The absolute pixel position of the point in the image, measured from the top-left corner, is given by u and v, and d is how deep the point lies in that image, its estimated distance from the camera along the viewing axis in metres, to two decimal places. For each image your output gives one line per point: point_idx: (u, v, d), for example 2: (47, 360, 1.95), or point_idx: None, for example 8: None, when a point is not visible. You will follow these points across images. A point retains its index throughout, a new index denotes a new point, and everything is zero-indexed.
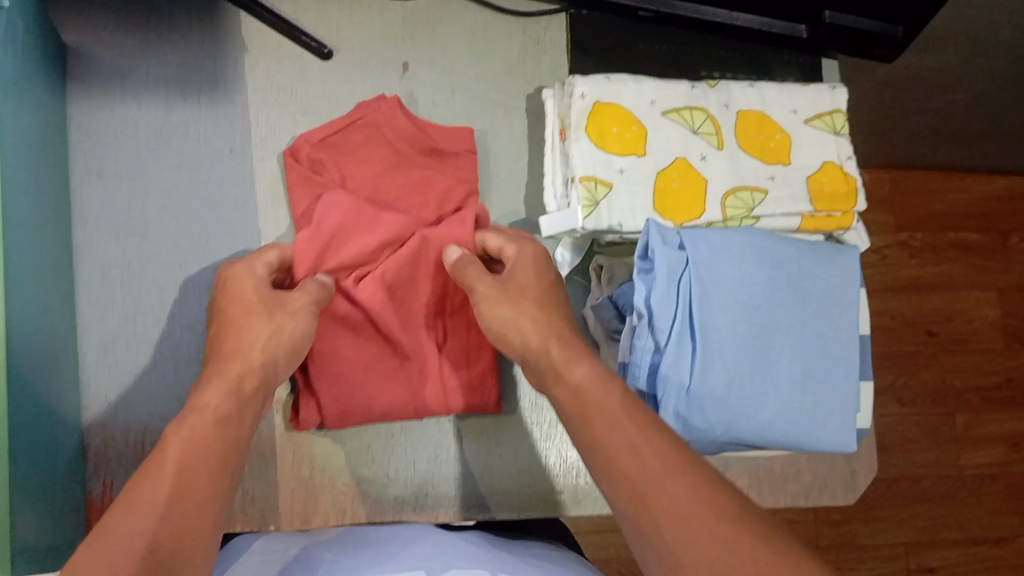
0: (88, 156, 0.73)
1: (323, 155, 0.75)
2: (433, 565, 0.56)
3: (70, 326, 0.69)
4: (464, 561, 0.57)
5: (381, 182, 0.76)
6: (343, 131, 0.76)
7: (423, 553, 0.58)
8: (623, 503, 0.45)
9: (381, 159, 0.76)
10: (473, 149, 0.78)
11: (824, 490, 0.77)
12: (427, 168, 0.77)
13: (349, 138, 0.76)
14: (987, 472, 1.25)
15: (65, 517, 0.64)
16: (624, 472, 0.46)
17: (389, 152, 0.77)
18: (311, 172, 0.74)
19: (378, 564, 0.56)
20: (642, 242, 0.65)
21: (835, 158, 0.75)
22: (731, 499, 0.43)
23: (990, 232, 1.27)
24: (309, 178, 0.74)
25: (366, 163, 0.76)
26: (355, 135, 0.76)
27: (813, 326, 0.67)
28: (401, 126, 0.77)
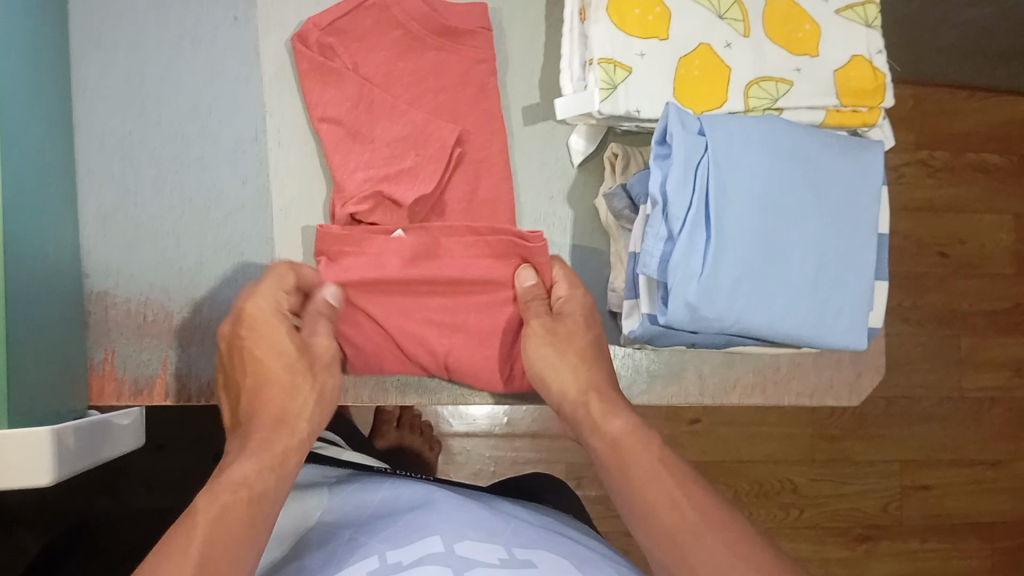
0: (89, 19, 0.70)
1: (332, 40, 0.72)
2: (448, 533, 0.55)
3: (69, 194, 0.67)
4: (447, 504, 0.61)
5: (394, 67, 0.73)
6: (351, 14, 0.72)
7: (411, 504, 0.62)
8: (661, 556, 0.47)
9: (392, 43, 0.73)
10: (488, 26, 0.75)
11: (828, 391, 0.76)
12: (440, 49, 0.74)
13: (356, 23, 0.73)
14: (988, 395, 1.24)
15: (67, 383, 0.64)
16: (662, 525, 0.48)
17: (400, 35, 0.73)
18: (322, 58, 0.71)
19: (376, 517, 0.60)
20: (660, 126, 0.63)
21: (865, 52, 0.71)
22: (767, 554, 0.44)
23: (1010, 153, 1.24)
24: (321, 65, 0.71)
25: (378, 47, 0.73)
26: (364, 19, 0.73)
27: (831, 221, 0.65)
28: (412, 6, 0.73)
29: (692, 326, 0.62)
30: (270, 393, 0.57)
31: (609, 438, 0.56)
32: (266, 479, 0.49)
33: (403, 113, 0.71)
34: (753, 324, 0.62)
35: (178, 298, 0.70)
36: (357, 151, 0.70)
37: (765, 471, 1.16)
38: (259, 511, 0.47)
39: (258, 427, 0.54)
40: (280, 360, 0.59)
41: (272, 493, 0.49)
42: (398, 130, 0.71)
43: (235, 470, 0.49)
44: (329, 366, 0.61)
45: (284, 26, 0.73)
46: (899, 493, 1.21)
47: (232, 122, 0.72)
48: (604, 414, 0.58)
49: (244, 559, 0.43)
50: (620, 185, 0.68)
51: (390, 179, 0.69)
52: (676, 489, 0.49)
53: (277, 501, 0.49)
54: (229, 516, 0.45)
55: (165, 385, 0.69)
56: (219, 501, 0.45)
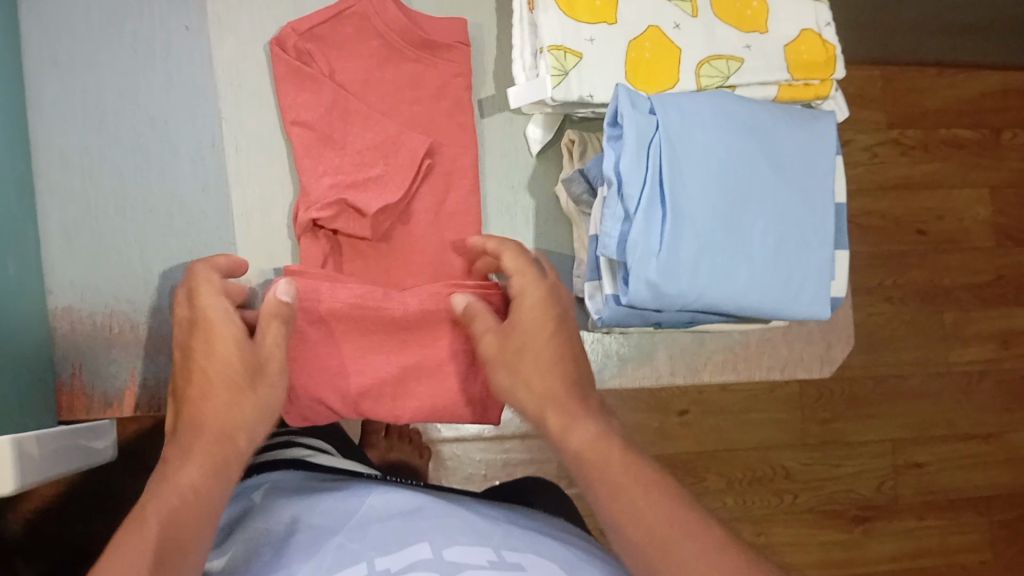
0: (41, 34, 0.69)
1: (309, 46, 0.71)
2: (436, 539, 0.54)
3: (28, 210, 0.67)
4: (428, 511, 0.59)
5: (373, 75, 0.73)
6: (332, 20, 0.72)
7: (390, 506, 0.60)
8: None
9: (371, 52, 0.73)
10: (465, 41, 0.74)
11: (799, 364, 0.76)
12: (418, 61, 0.74)
13: (338, 29, 0.72)
14: (975, 369, 1.24)
15: (29, 400, 0.63)
16: None
17: (379, 45, 0.73)
18: (299, 62, 0.71)
19: (355, 519, 0.58)
20: (612, 107, 0.63)
21: (813, 25, 0.72)
22: None
23: (982, 128, 1.25)
24: (297, 70, 0.70)
25: (356, 55, 0.73)
26: (344, 26, 0.72)
27: (788, 193, 0.65)
28: (392, 18, 0.72)
29: (655, 304, 0.62)
30: (199, 391, 0.50)
31: (571, 450, 0.48)
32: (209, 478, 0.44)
33: (376, 122, 0.71)
34: (716, 298, 0.62)
35: (145, 309, 0.69)
36: (328, 157, 0.70)
37: (757, 458, 1.16)
38: (203, 520, 0.42)
39: (179, 466, 0.45)
40: (220, 370, 0.51)
41: (213, 500, 0.44)
42: (371, 138, 0.70)
43: (175, 476, 0.44)
44: (271, 382, 0.53)
45: (236, 34, 0.73)
46: (893, 472, 1.21)
47: (191, 128, 0.71)
48: None
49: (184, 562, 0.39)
50: (578, 169, 0.68)
51: (357, 186, 0.69)
52: (646, 506, 0.42)
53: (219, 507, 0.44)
54: (178, 526, 0.40)
55: (134, 396, 0.69)
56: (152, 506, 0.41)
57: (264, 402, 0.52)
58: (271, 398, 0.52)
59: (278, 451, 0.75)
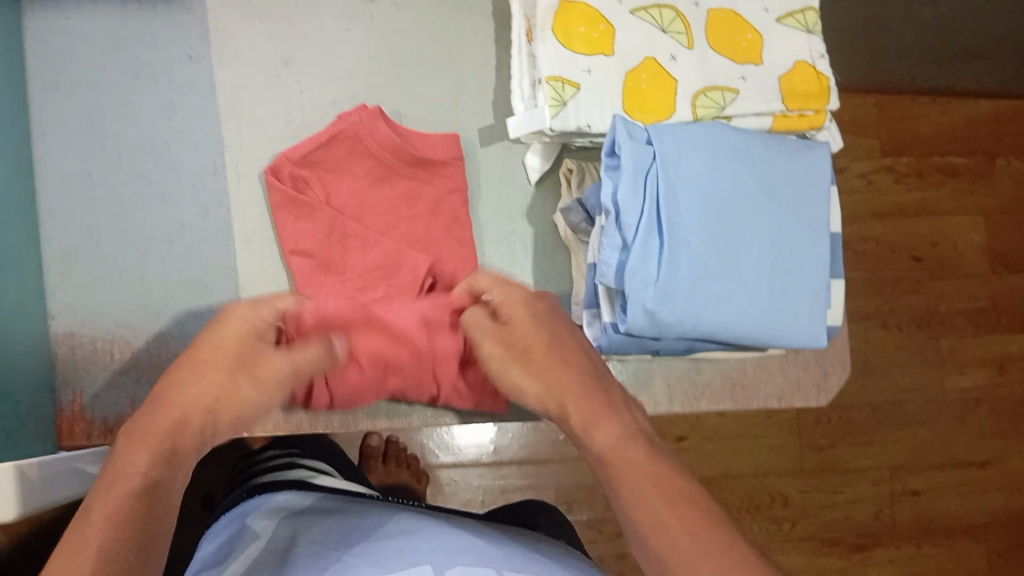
0: (46, 63, 0.70)
1: (305, 173, 0.69)
2: (438, 561, 0.53)
3: (30, 236, 0.66)
4: (429, 530, 0.59)
5: (368, 195, 0.70)
6: (324, 146, 0.69)
7: (391, 525, 0.59)
8: None
9: (365, 172, 0.70)
10: (460, 156, 0.72)
11: (797, 392, 0.75)
12: (413, 178, 0.71)
13: (330, 154, 0.70)
14: (972, 396, 1.25)
15: (31, 425, 0.63)
16: None
17: (373, 165, 0.70)
18: (295, 191, 0.68)
19: (356, 538, 0.57)
20: (609, 138, 0.64)
21: (808, 56, 0.73)
22: None
23: (976, 155, 1.26)
24: (294, 199, 0.68)
25: (351, 177, 0.70)
26: (337, 149, 0.70)
27: (783, 221, 0.65)
28: (384, 137, 0.70)
29: (652, 332, 0.62)
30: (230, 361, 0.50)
31: (596, 453, 0.46)
32: (216, 392, 0.47)
33: (374, 243, 0.68)
34: (713, 326, 0.63)
35: (146, 333, 0.68)
36: (329, 286, 0.68)
37: (755, 484, 1.16)
38: (192, 430, 0.44)
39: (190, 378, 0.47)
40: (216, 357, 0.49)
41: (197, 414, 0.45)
42: (372, 260, 0.68)
43: (181, 387, 0.47)
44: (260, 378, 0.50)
45: (237, 62, 0.72)
46: (890, 498, 1.21)
47: (193, 154, 0.71)
48: None
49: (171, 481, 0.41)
50: (576, 199, 0.69)
51: (348, 237, 0.68)
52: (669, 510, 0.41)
53: (216, 410, 0.47)
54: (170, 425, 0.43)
55: None
56: (157, 413, 0.44)
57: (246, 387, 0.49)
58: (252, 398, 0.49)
59: (280, 470, 0.75)
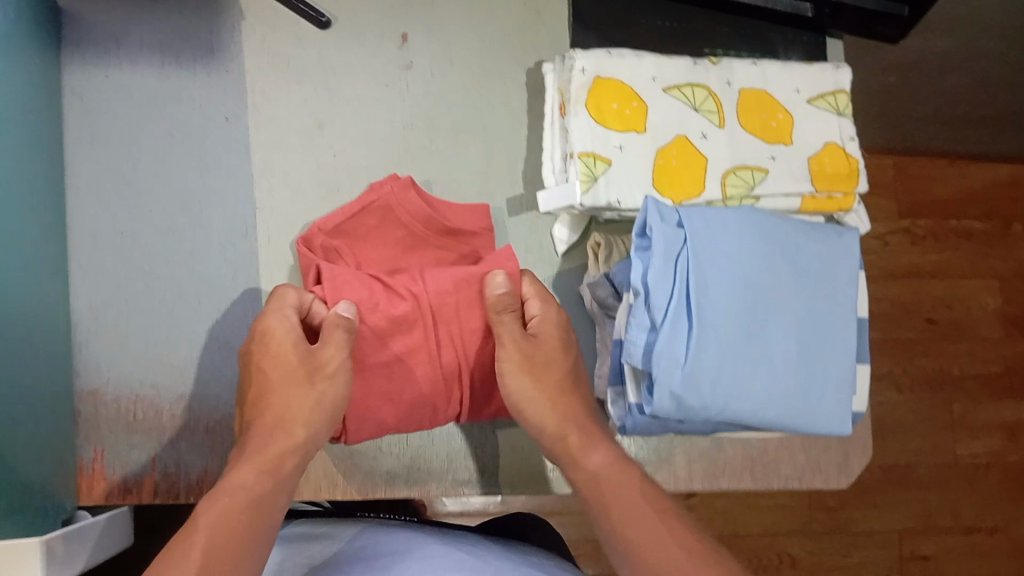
0: (84, 118, 0.70)
1: (336, 242, 0.69)
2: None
3: (61, 291, 0.67)
4: (410, 548, 0.58)
5: (398, 265, 0.71)
6: (355, 215, 0.70)
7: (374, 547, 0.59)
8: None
9: (395, 242, 0.71)
10: (489, 226, 0.72)
11: (818, 473, 0.75)
12: (442, 247, 0.71)
13: (360, 223, 0.70)
14: (982, 460, 1.24)
15: (54, 481, 0.62)
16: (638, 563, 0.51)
17: (402, 235, 0.71)
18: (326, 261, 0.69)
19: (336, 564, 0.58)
20: (640, 218, 0.64)
21: (837, 138, 0.73)
22: None
23: (993, 219, 1.26)
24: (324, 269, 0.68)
25: (381, 246, 0.71)
26: (368, 219, 0.70)
27: (810, 307, 0.66)
28: (414, 207, 0.70)
29: (678, 414, 0.62)
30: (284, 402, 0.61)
31: (591, 473, 0.59)
32: (266, 483, 0.55)
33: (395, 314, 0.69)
34: (738, 410, 0.62)
35: (171, 394, 0.68)
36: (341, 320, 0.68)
37: (764, 543, 1.15)
38: (243, 528, 0.51)
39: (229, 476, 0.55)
40: (282, 373, 0.62)
41: (249, 511, 0.52)
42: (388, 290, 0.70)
43: (217, 494, 0.53)
44: (331, 371, 0.62)
45: (272, 125, 0.73)
46: (898, 562, 1.20)
47: (224, 213, 0.71)
48: (583, 452, 0.61)
49: (241, 557, 0.49)
50: (603, 274, 0.69)
51: None
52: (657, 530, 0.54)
53: (260, 517, 0.53)
54: (220, 526, 0.50)
55: (154, 482, 0.66)
56: (232, 475, 0.55)
57: (332, 399, 0.61)
58: (336, 394, 0.61)
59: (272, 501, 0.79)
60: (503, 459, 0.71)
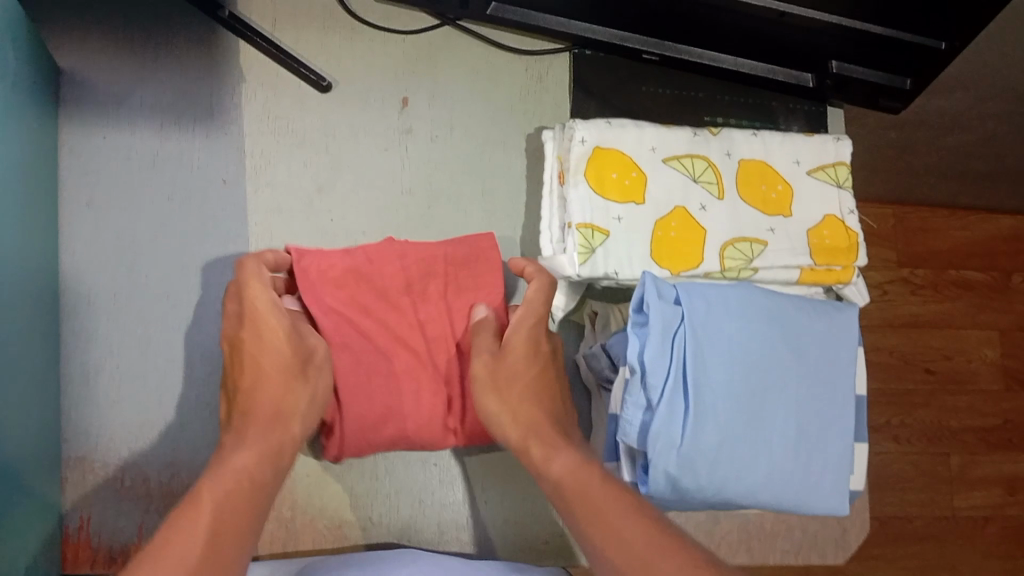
0: (81, 179, 0.70)
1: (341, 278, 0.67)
2: None
3: (53, 355, 0.66)
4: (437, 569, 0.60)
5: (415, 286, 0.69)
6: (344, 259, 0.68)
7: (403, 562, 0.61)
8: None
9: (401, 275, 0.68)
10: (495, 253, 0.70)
11: (814, 548, 0.74)
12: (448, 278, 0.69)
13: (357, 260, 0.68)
14: (981, 514, 1.22)
15: (39, 550, 0.61)
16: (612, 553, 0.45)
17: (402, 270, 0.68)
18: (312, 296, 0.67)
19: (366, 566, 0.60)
20: (638, 293, 0.63)
21: (837, 211, 0.73)
22: None
23: (993, 270, 1.26)
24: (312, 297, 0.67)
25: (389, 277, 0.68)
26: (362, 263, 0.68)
27: (809, 386, 0.65)
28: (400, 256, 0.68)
29: (674, 495, 0.62)
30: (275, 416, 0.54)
31: (553, 479, 0.53)
32: (264, 467, 0.50)
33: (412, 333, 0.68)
34: (735, 491, 0.62)
35: (160, 460, 0.67)
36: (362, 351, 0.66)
37: None
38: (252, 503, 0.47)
39: (238, 448, 0.51)
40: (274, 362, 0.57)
41: (264, 482, 0.49)
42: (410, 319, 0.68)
43: (229, 463, 0.49)
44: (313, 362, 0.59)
45: (272, 188, 0.72)
46: None
47: (220, 278, 0.70)
48: (547, 458, 0.54)
49: (248, 528, 0.46)
50: (601, 345, 0.69)
51: None
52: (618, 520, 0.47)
53: (269, 491, 0.50)
54: (236, 500, 0.46)
55: (140, 553, 0.66)
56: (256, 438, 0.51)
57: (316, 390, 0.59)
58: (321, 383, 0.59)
59: None
60: (498, 530, 0.71)
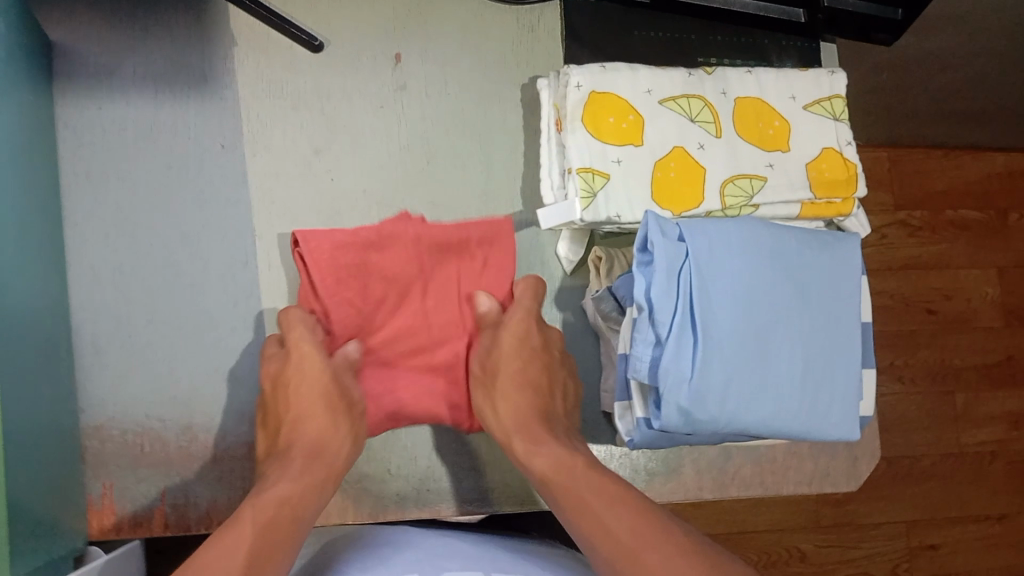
0: (80, 152, 0.70)
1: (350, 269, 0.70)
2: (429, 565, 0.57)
3: (62, 327, 0.66)
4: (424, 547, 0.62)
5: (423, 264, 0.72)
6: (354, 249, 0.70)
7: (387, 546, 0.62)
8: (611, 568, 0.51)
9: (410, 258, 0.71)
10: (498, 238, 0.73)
11: (827, 478, 0.75)
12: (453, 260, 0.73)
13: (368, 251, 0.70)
14: (987, 449, 1.24)
15: (65, 517, 0.62)
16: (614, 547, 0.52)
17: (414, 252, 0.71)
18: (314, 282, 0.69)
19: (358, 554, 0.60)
20: (641, 233, 0.64)
21: (835, 143, 0.73)
22: None
23: (990, 209, 1.26)
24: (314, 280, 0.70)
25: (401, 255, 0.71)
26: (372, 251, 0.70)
27: (814, 317, 0.65)
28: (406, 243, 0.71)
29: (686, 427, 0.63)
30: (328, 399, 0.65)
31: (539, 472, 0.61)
32: (291, 490, 0.56)
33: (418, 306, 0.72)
34: (746, 422, 0.62)
35: (177, 426, 0.68)
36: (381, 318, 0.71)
37: (772, 541, 1.14)
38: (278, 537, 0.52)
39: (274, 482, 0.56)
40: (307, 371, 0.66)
41: (287, 521, 0.54)
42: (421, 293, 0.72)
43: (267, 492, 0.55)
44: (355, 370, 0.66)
45: (270, 151, 0.72)
46: (907, 555, 1.19)
47: (223, 242, 0.71)
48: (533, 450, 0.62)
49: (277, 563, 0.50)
50: (607, 289, 0.69)
51: None
52: (609, 514, 0.55)
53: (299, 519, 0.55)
54: (266, 536, 0.51)
55: (164, 516, 0.66)
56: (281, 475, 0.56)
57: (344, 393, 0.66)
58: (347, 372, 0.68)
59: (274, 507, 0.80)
60: (515, 478, 0.72)
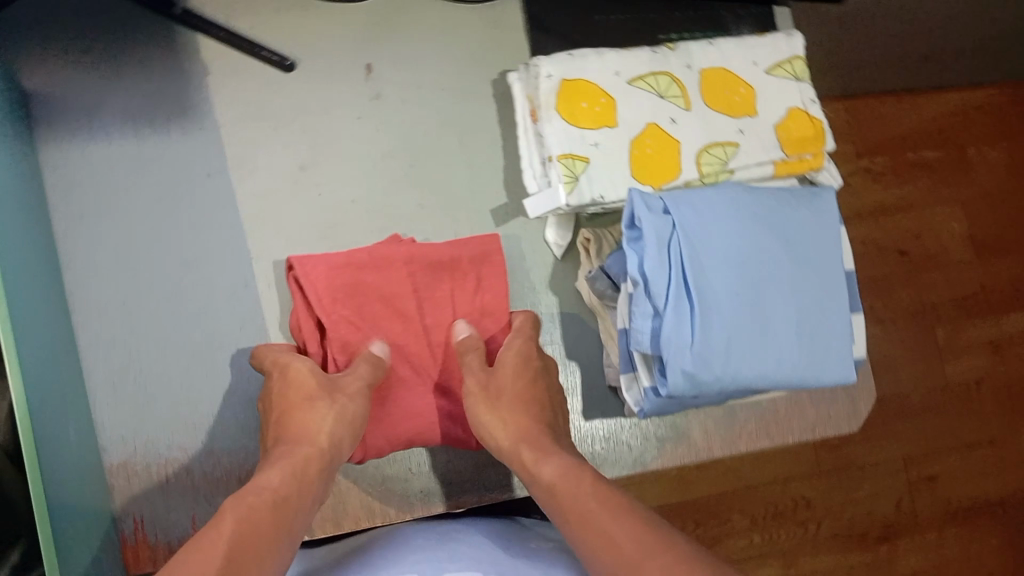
0: (69, 195, 0.71)
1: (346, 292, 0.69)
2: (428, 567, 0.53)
3: (75, 368, 0.67)
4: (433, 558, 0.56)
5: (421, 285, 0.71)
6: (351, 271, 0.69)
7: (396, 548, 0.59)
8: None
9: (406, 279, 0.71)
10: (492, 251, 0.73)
11: (829, 422, 0.79)
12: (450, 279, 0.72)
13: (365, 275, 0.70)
14: (967, 380, 1.19)
15: (104, 551, 0.63)
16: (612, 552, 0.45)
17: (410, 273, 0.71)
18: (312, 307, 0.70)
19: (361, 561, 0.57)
20: (628, 210, 0.66)
21: (801, 103, 0.76)
22: None
23: (947, 146, 1.23)
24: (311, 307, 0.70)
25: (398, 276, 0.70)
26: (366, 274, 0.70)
27: (801, 271, 0.68)
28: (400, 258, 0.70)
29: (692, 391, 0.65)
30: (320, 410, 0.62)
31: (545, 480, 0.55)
32: (290, 484, 0.51)
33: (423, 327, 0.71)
34: (749, 378, 0.65)
35: (200, 452, 0.69)
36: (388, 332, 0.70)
37: (775, 492, 1.10)
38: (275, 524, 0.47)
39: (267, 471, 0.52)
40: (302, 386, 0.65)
41: (293, 498, 0.50)
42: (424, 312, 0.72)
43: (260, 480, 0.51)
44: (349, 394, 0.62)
45: (256, 172, 0.74)
46: (906, 488, 1.16)
47: (223, 268, 0.72)
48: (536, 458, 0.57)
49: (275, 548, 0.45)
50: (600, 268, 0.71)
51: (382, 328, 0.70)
52: (611, 522, 0.48)
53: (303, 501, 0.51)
54: (259, 516, 0.47)
55: None
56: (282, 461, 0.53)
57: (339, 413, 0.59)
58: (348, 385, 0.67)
59: None
60: None
